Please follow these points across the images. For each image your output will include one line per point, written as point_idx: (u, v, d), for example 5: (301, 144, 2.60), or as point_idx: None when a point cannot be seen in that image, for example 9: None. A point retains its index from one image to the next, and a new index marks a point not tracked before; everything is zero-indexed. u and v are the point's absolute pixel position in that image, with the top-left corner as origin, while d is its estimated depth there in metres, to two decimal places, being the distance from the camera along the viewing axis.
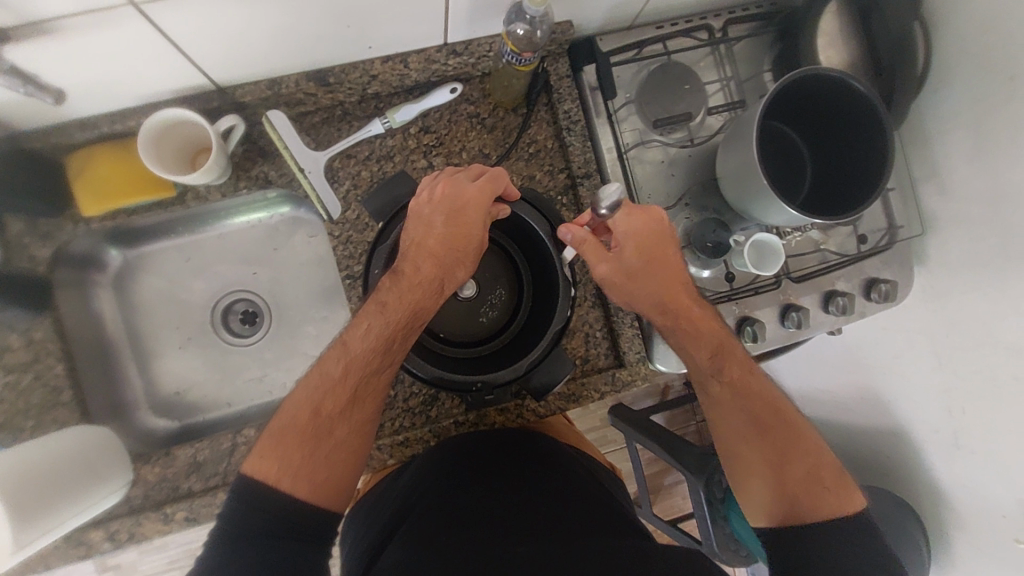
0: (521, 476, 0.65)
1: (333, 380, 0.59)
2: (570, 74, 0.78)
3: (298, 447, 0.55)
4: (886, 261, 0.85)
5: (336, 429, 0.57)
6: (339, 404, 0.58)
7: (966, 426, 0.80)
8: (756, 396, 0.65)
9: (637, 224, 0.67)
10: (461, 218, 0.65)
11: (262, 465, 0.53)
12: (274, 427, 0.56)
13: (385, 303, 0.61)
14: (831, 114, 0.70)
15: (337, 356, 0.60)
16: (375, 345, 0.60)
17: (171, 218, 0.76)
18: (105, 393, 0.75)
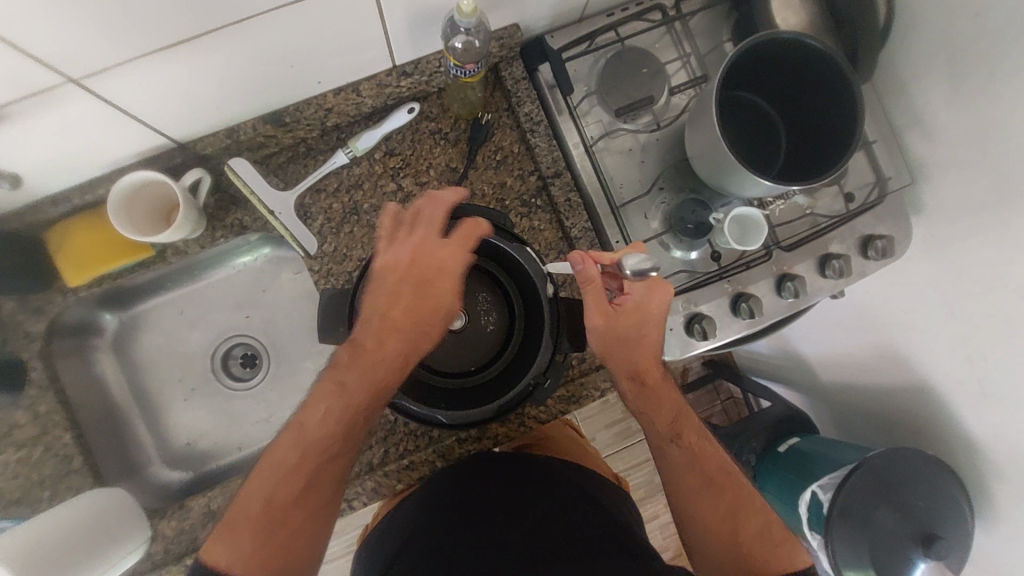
0: (512, 514, 0.63)
1: (290, 466, 0.56)
2: (526, 76, 0.77)
3: (254, 537, 0.53)
4: (879, 217, 0.81)
5: (295, 516, 0.55)
6: (297, 489, 0.56)
7: (989, 373, 0.77)
8: (709, 459, 0.65)
9: (651, 298, 0.63)
10: (430, 288, 0.61)
11: (219, 556, 0.52)
12: (231, 515, 0.55)
13: (345, 382, 0.58)
14: (795, 77, 0.68)
15: (291, 441, 0.56)
16: (333, 428, 0.57)
17: (157, 276, 0.78)
18: (117, 454, 0.77)
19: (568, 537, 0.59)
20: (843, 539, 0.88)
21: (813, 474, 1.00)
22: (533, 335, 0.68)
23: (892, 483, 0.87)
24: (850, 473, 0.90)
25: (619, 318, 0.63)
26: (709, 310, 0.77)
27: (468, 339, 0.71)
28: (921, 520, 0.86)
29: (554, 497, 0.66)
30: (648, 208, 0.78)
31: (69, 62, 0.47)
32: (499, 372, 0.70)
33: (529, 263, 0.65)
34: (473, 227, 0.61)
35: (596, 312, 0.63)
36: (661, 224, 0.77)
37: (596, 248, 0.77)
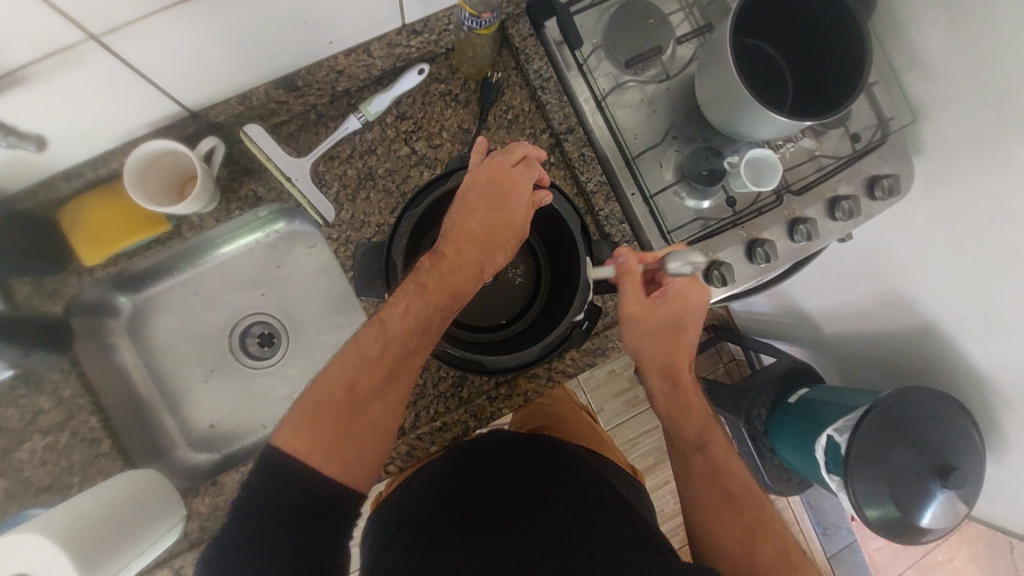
0: (525, 481, 0.64)
1: (369, 357, 0.57)
2: (533, 33, 0.77)
3: (330, 424, 0.53)
4: (884, 157, 0.82)
5: (370, 407, 0.56)
6: (374, 383, 0.57)
7: (994, 306, 0.80)
8: (734, 478, 0.66)
9: (691, 293, 0.67)
10: (506, 204, 0.63)
11: (292, 438, 0.51)
12: (307, 400, 0.54)
13: (423, 283, 0.60)
14: (803, 19, 0.69)
15: (374, 333, 0.58)
16: (412, 327, 0.59)
17: (171, 255, 0.77)
18: (143, 438, 0.76)
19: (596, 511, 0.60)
20: (861, 479, 0.89)
21: (826, 419, 1.02)
22: (564, 282, 0.70)
23: (903, 421, 0.88)
24: (864, 414, 0.91)
25: (657, 310, 0.68)
26: (727, 257, 0.77)
27: (501, 292, 0.75)
28: (936, 454, 0.87)
29: (566, 468, 0.67)
30: (663, 156, 0.78)
31: (92, 20, 0.46)
32: (530, 322, 0.74)
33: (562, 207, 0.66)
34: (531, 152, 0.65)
35: (635, 301, 0.68)
36: (674, 172, 0.78)
37: (614, 202, 0.80)
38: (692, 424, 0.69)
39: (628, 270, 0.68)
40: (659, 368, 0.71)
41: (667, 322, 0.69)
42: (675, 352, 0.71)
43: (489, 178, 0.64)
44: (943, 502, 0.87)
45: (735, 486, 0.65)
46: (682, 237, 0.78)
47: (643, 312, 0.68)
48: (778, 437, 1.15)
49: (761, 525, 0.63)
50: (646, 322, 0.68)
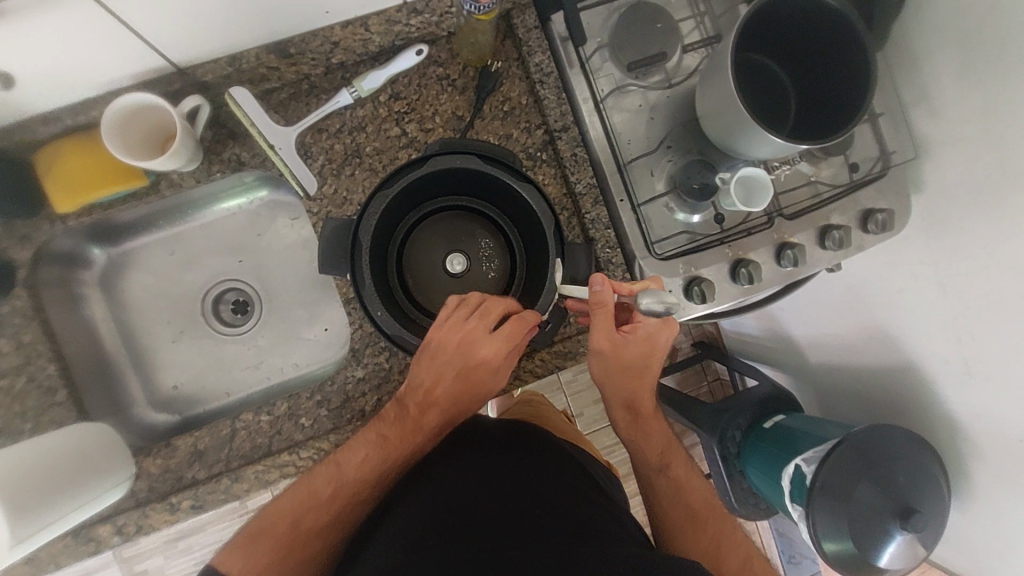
0: (480, 459, 0.63)
1: (322, 498, 0.63)
2: (538, 25, 0.75)
3: (271, 549, 0.60)
4: (881, 191, 0.81)
5: (314, 539, 0.62)
6: (320, 520, 0.62)
7: (974, 353, 0.79)
8: (694, 492, 0.72)
9: (660, 334, 0.68)
10: (473, 369, 0.65)
11: (231, 562, 0.59)
12: (257, 525, 0.62)
13: (385, 436, 0.65)
14: (811, 40, 0.68)
15: (329, 476, 0.64)
16: (366, 473, 0.64)
17: (150, 212, 0.77)
18: (103, 391, 0.76)
19: (563, 500, 0.58)
20: (822, 511, 0.89)
21: (796, 449, 1.01)
22: (536, 279, 0.69)
23: (874, 457, 0.87)
24: (832, 449, 0.90)
25: (625, 346, 0.67)
26: (710, 274, 0.76)
27: (474, 284, 0.73)
28: (899, 494, 0.86)
29: (521, 450, 0.65)
30: (657, 165, 0.76)
31: None
32: None
33: (535, 200, 0.63)
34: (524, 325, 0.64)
35: (604, 333, 0.65)
36: (666, 183, 0.76)
37: (601, 206, 0.79)
38: (653, 446, 0.74)
39: (601, 302, 0.64)
40: (622, 395, 0.72)
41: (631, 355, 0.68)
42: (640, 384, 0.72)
43: (465, 338, 0.64)
44: (902, 543, 0.86)
45: (696, 502, 0.72)
46: (667, 249, 0.77)
47: (610, 346, 0.67)
48: (748, 460, 1.14)
49: (722, 537, 0.69)
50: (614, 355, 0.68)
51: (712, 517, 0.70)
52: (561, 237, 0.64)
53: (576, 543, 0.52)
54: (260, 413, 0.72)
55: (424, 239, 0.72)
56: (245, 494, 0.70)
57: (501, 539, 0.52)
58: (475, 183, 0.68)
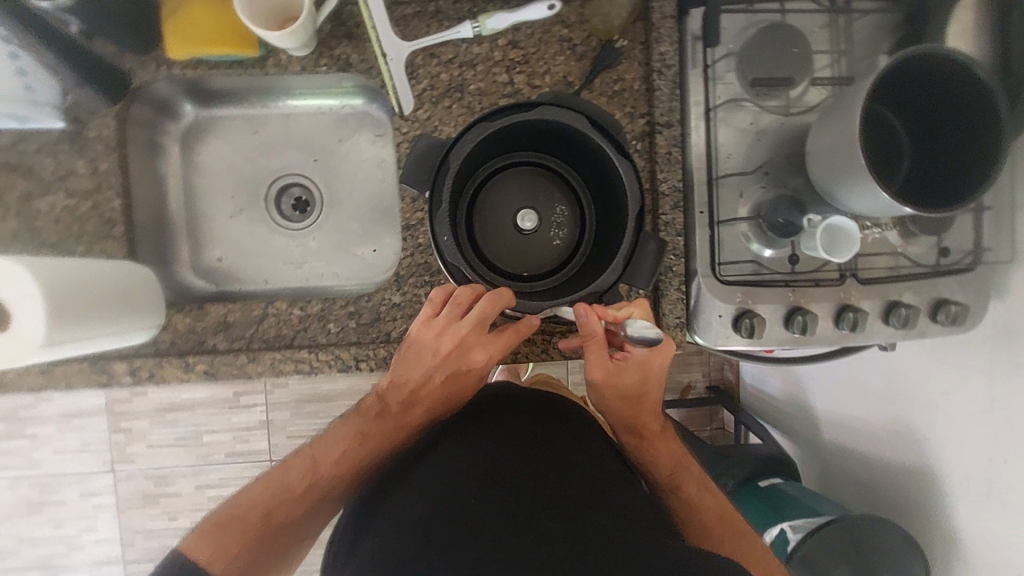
0: (516, 428, 0.65)
1: (293, 491, 0.65)
2: (675, 15, 0.73)
3: (241, 537, 0.61)
4: (962, 283, 0.76)
5: (285, 531, 0.63)
6: (290, 513, 0.64)
7: (1002, 478, 0.77)
8: (709, 509, 0.69)
9: (653, 358, 0.67)
10: (465, 372, 0.67)
11: (199, 546, 0.58)
12: (224, 512, 0.62)
13: (365, 434, 0.68)
14: (944, 105, 0.65)
15: (304, 469, 0.66)
16: (343, 470, 0.66)
17: (246, 85, 0.78)
18: (156, 240, 0.78)
19: (599, 481, 0.59)
20: None
21: (787, 514, 0.99)
22: (602, 259, 0.67)
23: (865, 546, 0.84)
24: (820, 527, 0.88)
25: (618, 373, 0.68)
26: (765, 312, 0.74)
27: (536, 248, 0.72)
28: None
29: (558, 428, 0.66)
30: (747, 188, 0.74)
31: None
32: (551, 287, 0.70)
33: (630, 182, 0.61)
34: (524, 328, 0.66)
35: (601, 361, 0.66)
36: (750, 210, 0.75)
37: (678, 211, 0.76)
38: (662, 466, 0.71)
39: (590, 332, 0.63)
40: (621, 417, 0.71)
41: (627, 385, 0.69)
42: (642, 408, 0.71)
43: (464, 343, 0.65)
44: None
45: (712, 519, 0.69)
46: (730, 274, 0.75)
47: (607, 375, 0.68)
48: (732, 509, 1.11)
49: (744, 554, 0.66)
50: (612, 383, 0.68)
51: (731, 534, 0.68)
52: (641, 223, 0.62)
53: (614, 525, 0.52)
54: (293, 306, 0.73)
55: (498, 190, 0.71)
56: (257, 376, 0.72)
57: (532, 507, 0.54)
58: (571, 145, 0.67)
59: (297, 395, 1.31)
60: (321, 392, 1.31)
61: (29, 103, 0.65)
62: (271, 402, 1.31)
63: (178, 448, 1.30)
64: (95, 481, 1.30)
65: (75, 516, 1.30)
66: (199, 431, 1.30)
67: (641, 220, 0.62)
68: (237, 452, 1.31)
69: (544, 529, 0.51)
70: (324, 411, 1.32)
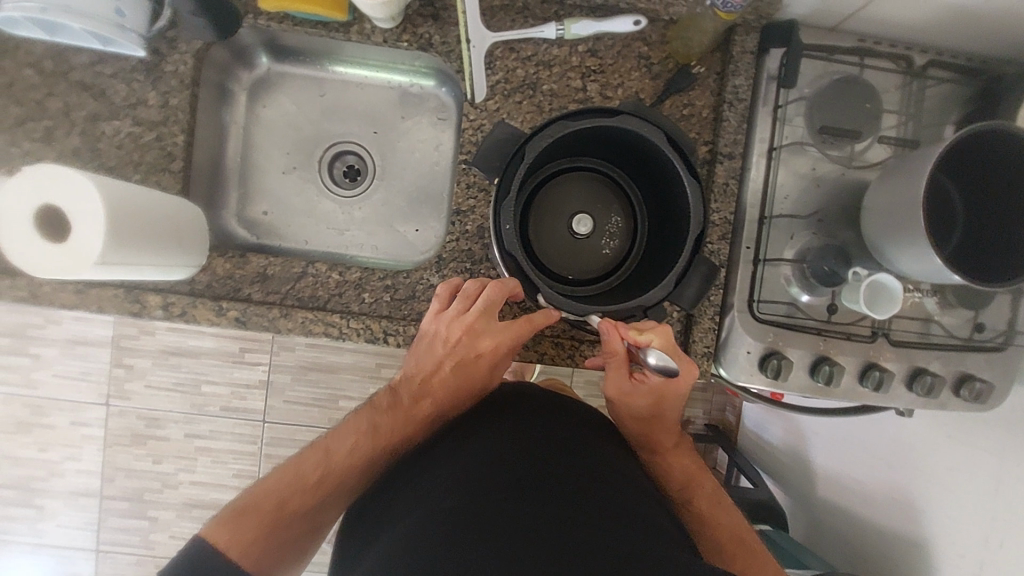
0: (528, 433, 0.64)
1: (308, 481, 0.64)
2: (754, 52, 0.75)
3: (257, 525, 0.59)
4: (990, 361, 0.76)
5: (298, 522, 0.62)
6: (304, 503, 0.63)
7: (995, 560, 0.76)
8: (723, 524, 0.69)
9: (671, 387, 0.67)
10: (474, 362, 0.70)
11: (218, 532, 0.57)
12: (240, 502, 0.61)
13: (376, 426, 0.68)
14: (1005, 182, 0.66)
15: (316, 462, 0.65)
16: (354, 461, 0.66)
17: (324, 47, 0.79)
18: (208, 183, 0.78)
19: (608, 495, 0.58)
20: None
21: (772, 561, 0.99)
22: (651, 275, 0.68)
23: None
24: None
25: (633, 394, 0.68)
26: (793, 356, 0.74)
27: (582, 253, 0.73)
28: None
29: (570, 436, 0.66)
30: (797, 232, 0.75)
31: None
32: (592, 294, 0.71)
33: (695, 203, 0.61)
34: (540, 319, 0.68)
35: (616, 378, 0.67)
36: (795, 253, 0.75)
37: (725, 243, 0.77)
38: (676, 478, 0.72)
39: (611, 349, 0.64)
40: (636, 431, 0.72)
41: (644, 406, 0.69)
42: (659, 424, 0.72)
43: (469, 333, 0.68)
44: None
45: (725, 535, 0.68)
46: (765, 312, 0.75)
47: (621, 393, 0.69)
48: None
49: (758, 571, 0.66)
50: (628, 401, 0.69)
51: (745, 550, 0.68)
52: (700, 245, 0.62)
53: (627, 542, 0.51)
54: (332, 269, 0.73)
55: (557, 192, 0.72)
56: (286, 332, 0.72)
57: (564, 512, 0.54)
58: (639, 159, 0.68)
59: (301, 361, 1.31)
60: (325, 362, 1.31)
61: (118, 27, 0.64)
62: (275, 363, 1.31)
63: (175, 393, 1.30)
64: (88, 411, 1.29)
65: (61, 444, 1.30)
66: (198, 380, 1.30)
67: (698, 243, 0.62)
68: (232, 408, 1.31)
69: (556, 540, 0.50)
70: (325, 381, 1.32)
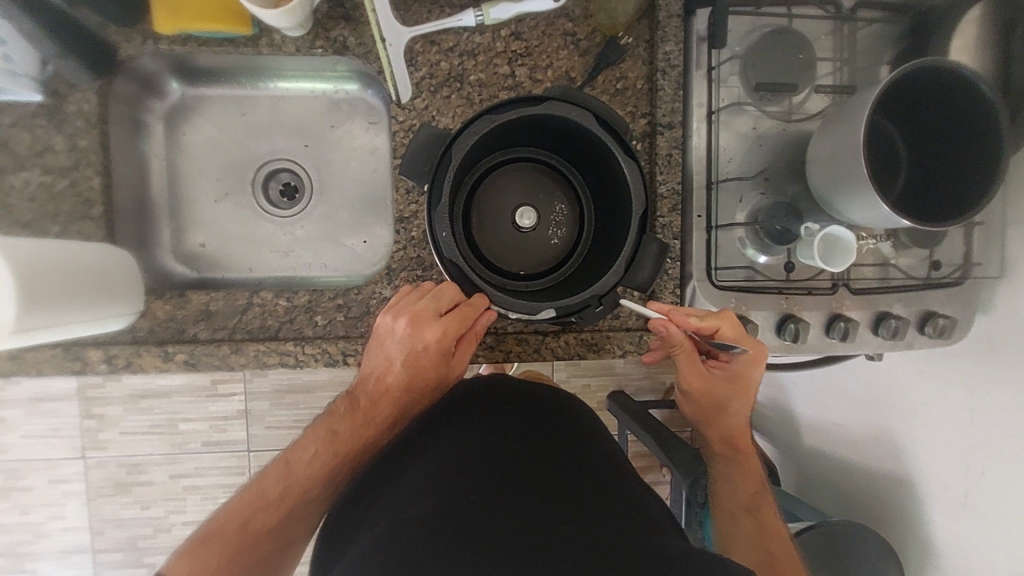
0: (492, 431, 0.61)
1: (269, 498, 0.63)
2: (681, 14, 0.72)
3: (219, 553, 0.58)
4: (951, 296, 0.76)
5: (264, 541, 0.61)
6: (270, 521, 0.62)
7: (979, 488, 0.77)
8: (779, 533, 0.75)
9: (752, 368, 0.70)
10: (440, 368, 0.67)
11: (179, 567, 0.56)
12: (201, 533, 0.60)
13: (335, 433, 0.67)
14: (942, 119, 0.65)
15: (278, 476, 0.64)
16: (317, 473, 0.65)
17: (236, 64, 0.75)
18: (137, 225, 0.75)
19: (579, 481, 0.55)
20: None
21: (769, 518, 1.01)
22: (603, 258, 0.66)
23: (842, 554, 0.86)
24: (803, 531, 0.90)
25: (707, 383, 0.73)
26: (758, 318, 0.73)
27: (534, 245, 0.71)
28: None
29: (537, 430, 0.63)
30: (746, 193, 0.74)
31: None
32: (547, 285, 0.69)
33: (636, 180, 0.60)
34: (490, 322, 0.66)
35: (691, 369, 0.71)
36: (747, 215, 0.74)
37: (676, 214, 0.75)
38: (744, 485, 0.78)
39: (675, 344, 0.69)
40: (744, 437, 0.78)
41: (718, 395, 0.74)
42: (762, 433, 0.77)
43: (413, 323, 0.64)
44: None
45: (778, 544, 0.74)
46: (723, 279, 0.74)
47: (704, 383, 0.73)
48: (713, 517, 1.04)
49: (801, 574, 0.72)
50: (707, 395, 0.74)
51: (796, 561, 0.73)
52: (644, 226, 0.62)
53: (603, 524, 0.49)
54: (279, 296, 0.70)
55: (499, 186, 0.70)
56: (240, 368, 0.69)
57: (538, 509, 0.50)
58: (573, 145, 0.66)
59: (276, 384, 1.28)
60: (301, 382, 1.28)
61: (8, 74, 0.61)
62: (250, 391, 1.28)
63: (152, 437, 1.27)
64: (65, 467, 1.25)
65: (42, 504, 1.26)
66: (173, 419, 1.27)
67: (643, 221, 0.61)
68: (213, 442, 1.28)
69: (529, 531, 0.47)
70: (303, 402, 1.30)
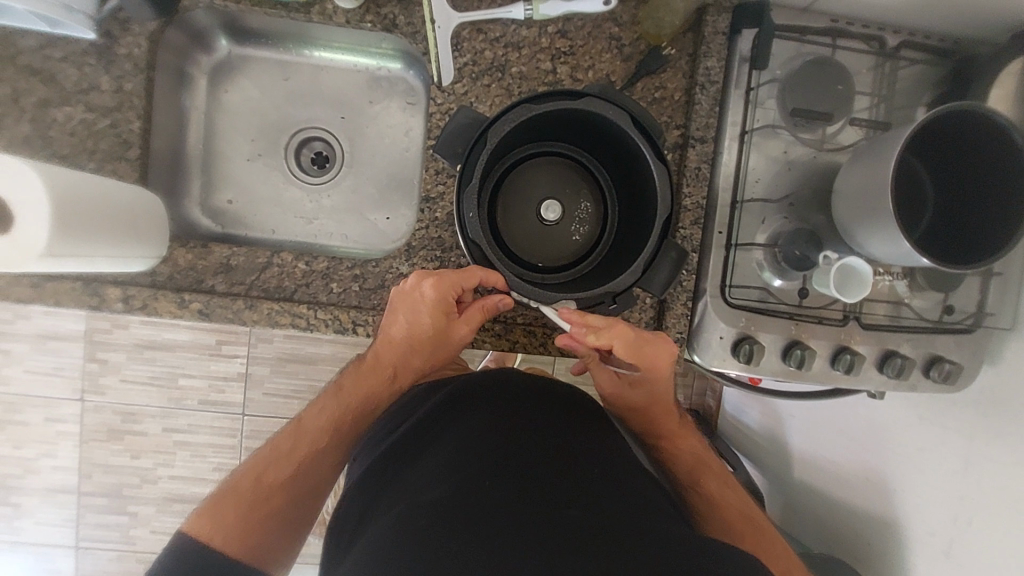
0: (504, 416, 0.62)
1: (283, 454, 0.67)
2: (727, 32, 0.73)
3: (235, 509, 0.62)
4: (961, 343, 0.76)
5: (279, 493, 0.65)
6: (284, 474, 0.66)
7: (963, 539, 0.77)
8: (730, 502, 0.71)
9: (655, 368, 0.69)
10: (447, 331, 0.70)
11: (199, 523, 0.60)
12: (219, 492, 0.64)
13: (343, 391, 0.72)
14: (973, 164, 0.65)
15: (291, 434, 0.69)
16: (327, 426, 0.70)
17: (285, 29, 0.77)
18: (169, 173, 0.76)
19: (587, 471, 0.56)
20: None
21: None
22: (622, 260, 0.67)
23: None
24: None
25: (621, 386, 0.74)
26: (765, 340, 0.74)
27: (554, 240, 0.72)
28: None
29: (550, 418, 0.64)
30: (769, 215, 0.74)
31: None
32: (562, 281, 0.70)
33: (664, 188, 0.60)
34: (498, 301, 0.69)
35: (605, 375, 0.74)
36: (767, 237, 0.74)
37: (697, 228, 0.76)
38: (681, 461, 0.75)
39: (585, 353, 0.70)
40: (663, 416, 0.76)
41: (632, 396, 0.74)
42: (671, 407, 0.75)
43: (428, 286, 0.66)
44: None
45: (731, 510, 0.70)
46: (737, 297, 0.75)
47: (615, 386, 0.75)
48: None
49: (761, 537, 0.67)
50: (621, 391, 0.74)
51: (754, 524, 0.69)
52: (666, 233, 0.63)
53: (608, 516, 0.49)
54: (298, 259, 0.71)
55: (526, 177, 0.71)
56: (251, 324, 0.70)
57: (545, 497, 0.51)
58: (606, 144, 0.67)
59: (280, 352, 1.29)
60: (305, 353, 1.29)
61: (65, 9, 0.62)
62: (253, 355, 1.29)
63: (151, 388, 1.28)
64: (62, 407, 1.27)
65: (36, 440, 1.27)
66: (173, 373, 1.28)
67: (666, 228, 0.62)
68: (210, 401, 1.29)
69: (534, 518, 0.48)
70: (304, 372, 1.31)
